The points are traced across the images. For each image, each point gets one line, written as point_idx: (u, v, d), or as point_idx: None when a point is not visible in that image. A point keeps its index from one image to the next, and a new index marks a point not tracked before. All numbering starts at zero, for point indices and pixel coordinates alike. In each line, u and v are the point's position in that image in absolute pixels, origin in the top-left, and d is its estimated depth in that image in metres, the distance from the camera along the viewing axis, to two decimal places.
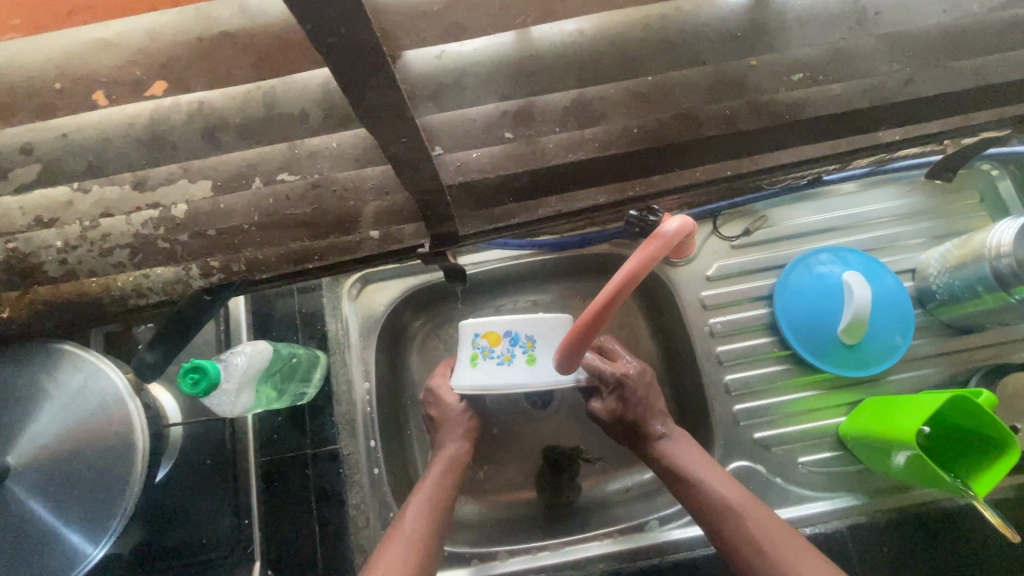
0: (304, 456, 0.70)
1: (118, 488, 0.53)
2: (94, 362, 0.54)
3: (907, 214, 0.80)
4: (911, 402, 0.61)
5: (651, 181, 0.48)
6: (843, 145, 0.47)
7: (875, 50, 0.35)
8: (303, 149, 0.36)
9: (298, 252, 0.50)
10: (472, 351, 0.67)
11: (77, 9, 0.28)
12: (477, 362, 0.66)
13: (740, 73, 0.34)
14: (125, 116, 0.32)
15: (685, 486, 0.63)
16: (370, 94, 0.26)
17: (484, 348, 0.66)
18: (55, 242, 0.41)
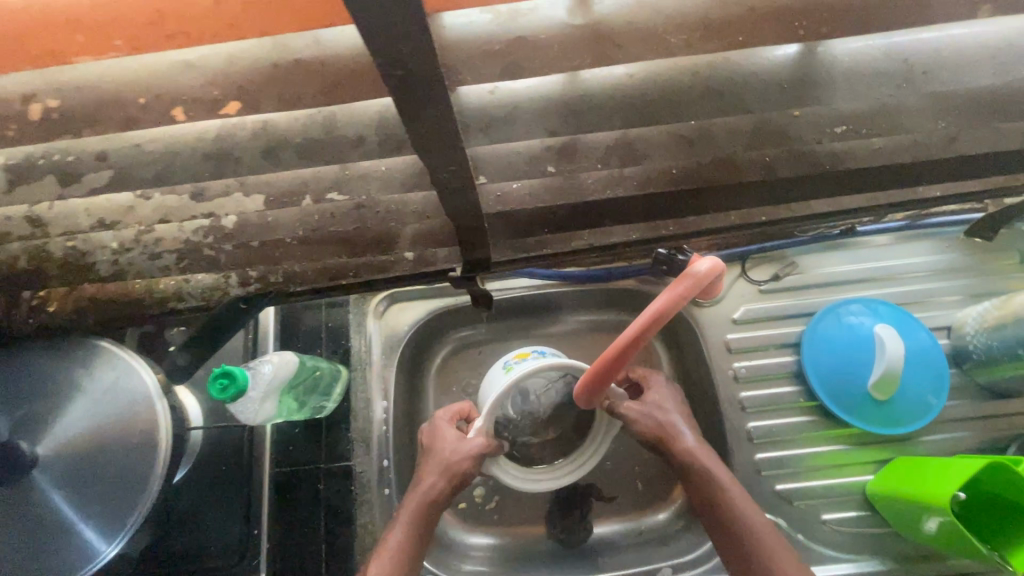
0: (317, 470, 0.70)
1: (138, 487, 0.54)
2: (128, 360, 0.56)
3: (943, 270, 0.79)
4: (946, 465, 0.59)
5: (685, 223, 0.48)
6: (882, 198, 0.47)
7: (920, 107, 0.34)
8: (354, 172, 0.37)
9: (334, 268, 0.51)
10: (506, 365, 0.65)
11: (178, 32, 0.28)
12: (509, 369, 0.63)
13: (781, 121, 0.35)
14: (198, 130, 0.34)
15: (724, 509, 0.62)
16: (426, 121, 0.28)
17: (508, 362, 0.65)
18: (113, 243, 0.42)
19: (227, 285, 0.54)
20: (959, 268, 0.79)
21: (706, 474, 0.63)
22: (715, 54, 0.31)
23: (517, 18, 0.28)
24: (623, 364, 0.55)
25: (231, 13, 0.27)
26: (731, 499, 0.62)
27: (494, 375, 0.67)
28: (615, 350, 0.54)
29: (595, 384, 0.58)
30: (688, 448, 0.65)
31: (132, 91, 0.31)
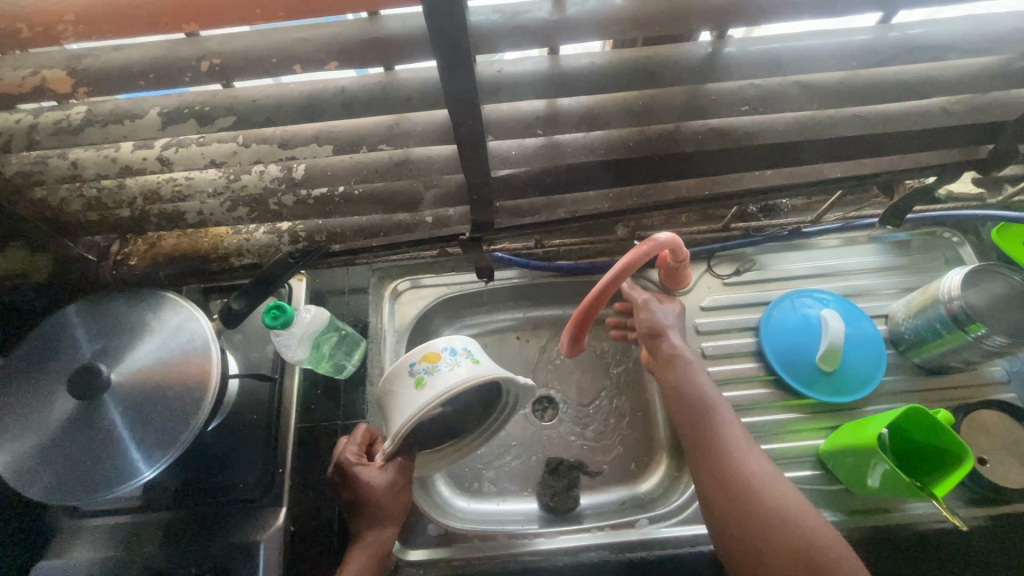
0: (334, 428, 0.80)
1: (190, 411, 0.63)
2: (192, 308, 0.67)
3: (879, 268, 0.92)
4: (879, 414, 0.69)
5: (646, 195, 0.62)
6: (796, 178, 0.62)
7: (800, 93, 0.49)
8: (401, 128, 0.48)
9: (368, 227, 0.65)
10: (415, 376, 0.68)
11: (279, 11, 0.37)
12: (421, 382, 0.66)
13: (704, 100, 0.49)
14: (285, 91, 0.44)
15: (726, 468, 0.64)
16: (455, 80, 0.41)
17: (424, 369, 0.68)
18: (208, 187, 0.54)
19: (280, 243, 0.66)
20: (893, 267, 0.92)
21: (690, 397, 0.70)
22: (652, 49, 0.45)
23: (518, 14, 0.40)
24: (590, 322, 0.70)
25: (318, 5, 0.37)
26: (725, 445, 0.66)
27: (401, 382, 0.69)
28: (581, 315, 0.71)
29: (576, 342, 0.74)
30: (719, 424, 0.68)
31: (238, 67, 0.40)
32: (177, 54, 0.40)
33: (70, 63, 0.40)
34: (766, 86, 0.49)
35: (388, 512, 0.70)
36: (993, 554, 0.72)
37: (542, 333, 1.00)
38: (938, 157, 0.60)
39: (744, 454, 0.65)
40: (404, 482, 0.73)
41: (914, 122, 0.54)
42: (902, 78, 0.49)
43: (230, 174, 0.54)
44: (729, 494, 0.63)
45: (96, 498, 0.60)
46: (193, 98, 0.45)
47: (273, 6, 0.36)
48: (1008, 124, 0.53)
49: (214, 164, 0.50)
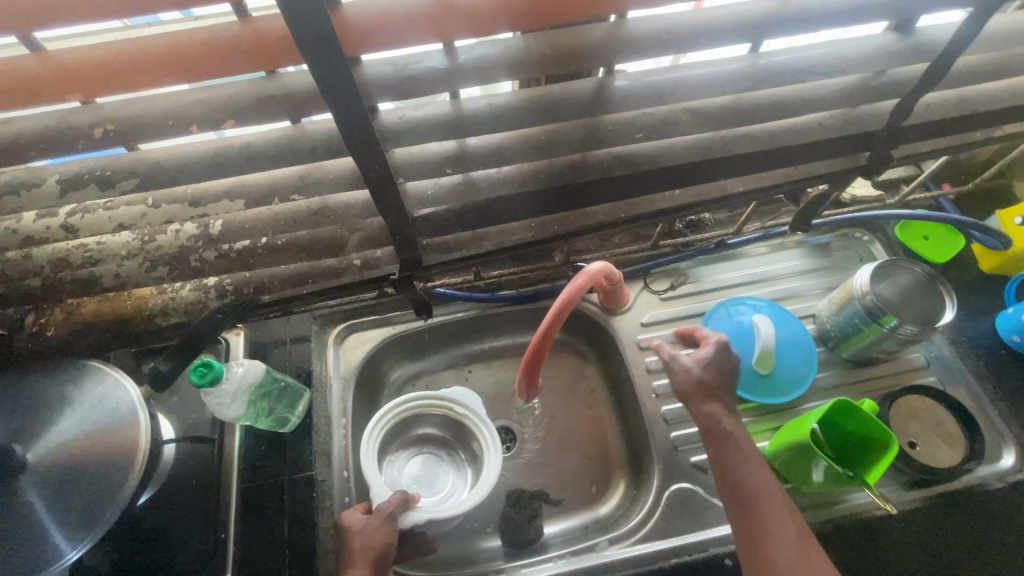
0: (281, 482, 0.76)
1: (116, 484, 0.60)
2: (115, 375, 0.65)
3: (802, 272, 0.97)
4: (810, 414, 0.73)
5: (565, 222, 0.65)
6: (703, 195, 0.66)
7: (686, 119, 0.53)
8: (312, 178, 0.49)
9: (297, 274, 0.65)
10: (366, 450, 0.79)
11: (167, 75, 0.38)
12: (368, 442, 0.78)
13: (600, 131, 0.52)
14: (188, 150, 0.45)
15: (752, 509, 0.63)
16: (355, 129, 0.43)
17: None
18: (121, 251, 0.54)
19: (207, 299, 0.65)
20: (815, 269, 0.98)
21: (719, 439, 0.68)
22: (543, 88, 0.48)
23: (408, 65, 0.42)
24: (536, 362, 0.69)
25: (204, 68, 0.38)
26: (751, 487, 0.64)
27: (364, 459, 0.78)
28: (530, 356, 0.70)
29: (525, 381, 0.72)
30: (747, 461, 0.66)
31: (133, 130, 0.41)
32: (72, 123, 0.40)
33: None
34: (656, 115, 0.53)
35: (361, 558, 0.65)
36: (934, 533, 0.75)
37: (493, 365, 1.00)
38: (823, 165, 0.65)
39: (781, 519, 0.62)
40: (381, 522, 0.68)
41: (793, 137, 0.59)
42: (774, 100, 0.54)
43: (144, 236, 0.54)
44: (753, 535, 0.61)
45: None
46: (92, 164, 0.44)
47: (160, 72, 0.37)
48: (876, 134, 0.59)
49: (123, 227, 0.49)
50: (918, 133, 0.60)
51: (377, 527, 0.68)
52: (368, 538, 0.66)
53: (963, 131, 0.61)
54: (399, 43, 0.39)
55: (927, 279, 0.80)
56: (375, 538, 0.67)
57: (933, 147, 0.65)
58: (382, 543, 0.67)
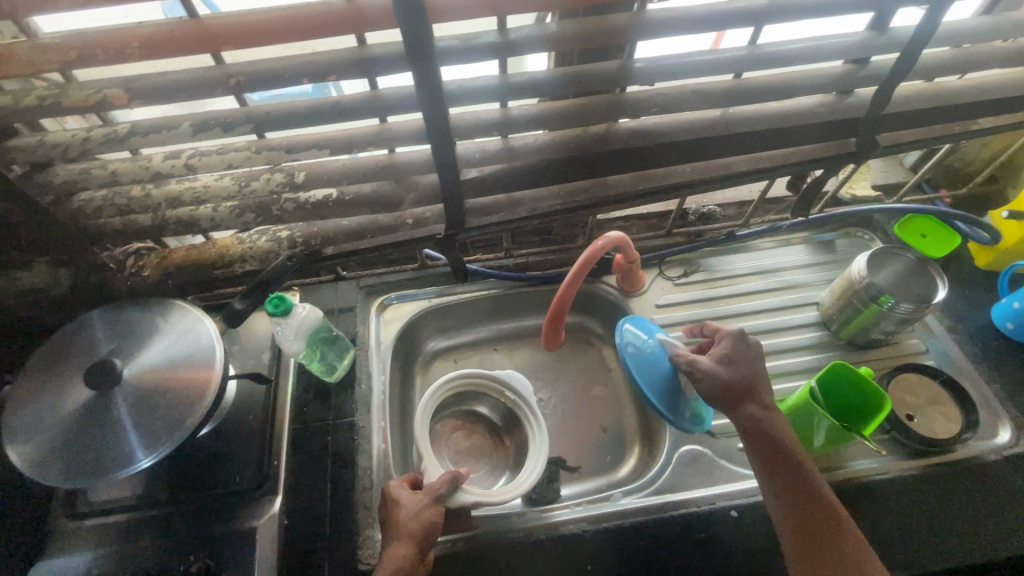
0: (326, 424, 0.85)
1: (193, 399, 0.69)
2: (197, 313, 0.75)
3: (807, 266, 1.05)
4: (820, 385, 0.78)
5: (590, 192, 0.75)
6: (710, 173, 0.75)
7: (691, 98, 0.65)
8: (386, 132, 0.61)
9: (357, 229, 0.75)
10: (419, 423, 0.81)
11: (292, 34, 0.50)
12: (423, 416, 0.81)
13: (620, 103, 0.63)
14: (295, 105, 0.57)
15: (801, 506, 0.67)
16: (428, 87, 0.54)
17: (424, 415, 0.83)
18: (221, 193, 0.65)
19: (279, 249, 0.76)
20: (819, 264, 1.06)
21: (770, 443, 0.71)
22: (575, 69, 0.61)
23: (471, 39, 0.54)
24: (558, 320, 0.76)
25: (319, 28, 0.50)
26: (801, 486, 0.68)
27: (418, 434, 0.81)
28: (551, 319, 0.77)
29: (552, 332, 0.77)
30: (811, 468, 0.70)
31: (259, 79, 0.53)
32: (215, 73, 0.52)
33: (125, 83, 0.52)
34: (666, 94, 0.64)
35: (406, 532, 0.68)
36: (936, 498, 0.78)
37: (518, 343, 1.09)
38: (817, 150, 0.75)
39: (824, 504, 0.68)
40: (429, 499, 0.71)
41: (786, 120, 0.69)
42: (765, 85, 0.65)
43: (242, 181, 0.64)
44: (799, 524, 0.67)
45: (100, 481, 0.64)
46: (219, 112, 0.56)
47: (288, 31, 0.49)
48: (859, 118, 0.69)
49: (231, 167, 0.61)
50: (896, 119, 0.70)
51: (425, 504, 0.70)
52: (415, 516, 0.69)
53: (936, 120, 0.71)
54: (468, 15, 0.51)
55: (917, 264, 0.88)
56: (424, 516, 0.69)
57: (915, 137, 0.75)
58: (428, 522, 0.69)
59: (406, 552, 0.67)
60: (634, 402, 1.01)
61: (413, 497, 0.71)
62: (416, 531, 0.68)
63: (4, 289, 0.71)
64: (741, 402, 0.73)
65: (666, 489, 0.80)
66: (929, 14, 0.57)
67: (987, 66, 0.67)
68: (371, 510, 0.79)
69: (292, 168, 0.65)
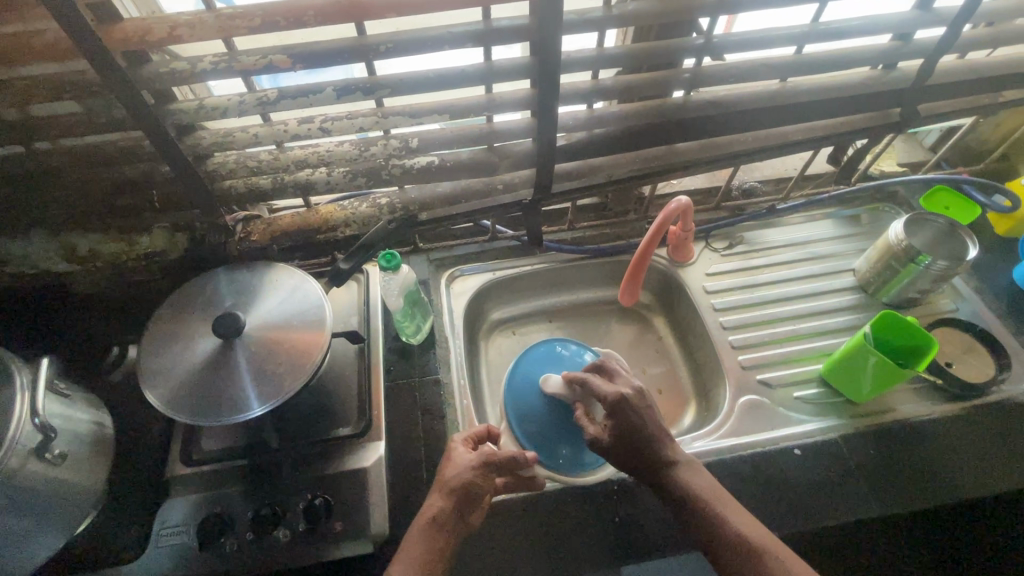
0: (413, 381, 0.91)
1: (307, 349, 0.75)
2: (303, 275, 0.82)
3: (840, 238, 1.14)
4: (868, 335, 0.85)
5: (661, 160, 0.83)
6: (768, 142, 0.84)
7: (761, 70, 0.73)
8: (497, 100, 0.69)
9: (451, 194, 0.82)
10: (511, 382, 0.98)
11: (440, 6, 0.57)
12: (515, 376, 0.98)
13: (699, 75, 0.72)
14: (424, 73, 0.64)
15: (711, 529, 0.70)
16: (549, 56, 0.62)
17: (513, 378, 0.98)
18: (342, 158, 0.72)
19: (379, 214, 0.83)
20: (851, 236, 1.14)
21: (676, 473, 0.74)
22: (664, 43, 0.69)
23: (583, 14, 0.63)
24: (637, 278, 0.82)
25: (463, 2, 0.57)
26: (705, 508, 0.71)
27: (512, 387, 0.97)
28: (629, 277, 0.83)
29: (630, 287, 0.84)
30: (726, 516, 0.70)
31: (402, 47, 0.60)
32: (366, 42, 0.60)
33: (286, 51, 0.59)
34: (738, 67, 0.73)
35: (447, 486, 0.72)
36: (978, 436, 0.86)
37: (573, 314, 1.16)
38: (862, 121, 0.84)
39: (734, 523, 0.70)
40: (480, 463, 0.74)
41: (839, 91, 0.78)
42: (824, 59, 0.74)
43: (361, 146, 0.72)
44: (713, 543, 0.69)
45: (226, 421, 0.69)
46: (358, 79, 0.64)
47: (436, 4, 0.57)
48: (903, 89, 0.78)
49: (359, 131, 0.68)
50: (936, 90, 0.79)
51: (472, 465, 0.74)
52: (458, 473, 0.73)
53: (969, 91, 0.80)
54: None
55: (948, 228, 0.96)
56: (468, 479, 0.72)
57: (947, 108, 0.84)
58: (468, 483, 0.72)
59: (446, 508, 0.70)
60: (687, 364, 1.08)
61: (464, 458, 0.75)
62: (455, 489, 0.72)
63: (127, 253, 0.77)
64: (653, 474, 0.75)
65: (731, 435, 0.88)
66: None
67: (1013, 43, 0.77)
68: None
69: (407, 134, 0.72)
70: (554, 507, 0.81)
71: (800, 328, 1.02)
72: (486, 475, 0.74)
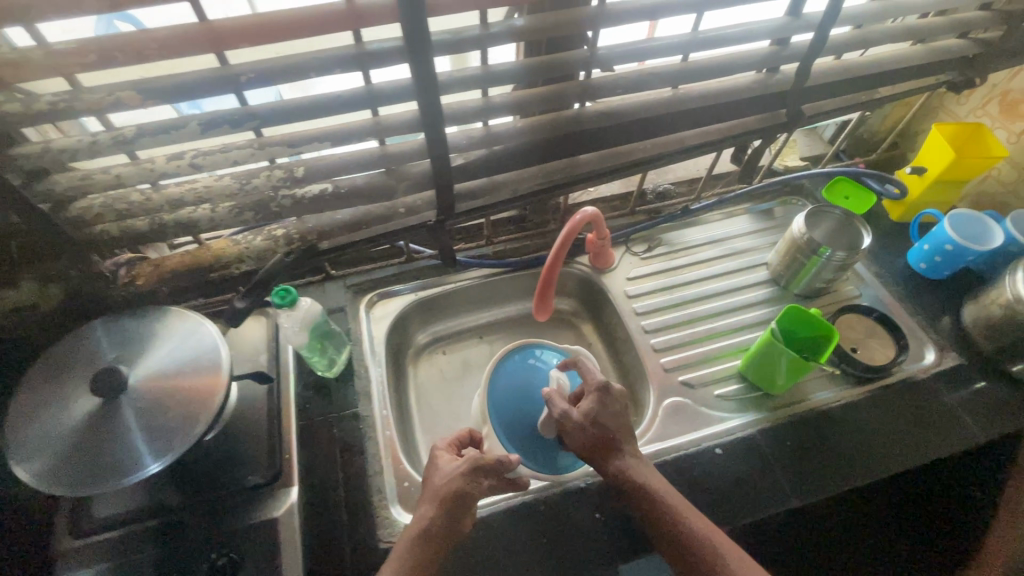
0: (330, 417, 0.87)
1: (203, 396, 0.70)
2: (198, 317, 0.77)
3: (753, 233, 1.18)
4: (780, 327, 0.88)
5: (564, 172, 0.83)
6: (666, 148, 0.85)
7: (647, 80, 0.74)
8: (381, 124, 0.66)
9: (351, 221, 0.79)
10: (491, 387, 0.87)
11: (299, 32, 0.54)
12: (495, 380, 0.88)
13: (586, 88, 0.72)
14: (295, 102, 0.61)
15: (668, 523, 0.71)
16: (425, 78, 0.60)
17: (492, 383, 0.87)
18: (222, 193, 0.68)
19: (276, 247, 0.79)
20: (763, 231, 1.18)
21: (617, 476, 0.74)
22: (548, 58, 0.68)
23: (458, 33, 0.61)
24: (547, 294, 0.81)
25: (323, 27, 0.55)
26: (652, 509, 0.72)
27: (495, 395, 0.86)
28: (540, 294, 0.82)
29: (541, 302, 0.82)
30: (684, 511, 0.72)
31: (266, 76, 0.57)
32: (225, 72, 0.56)
33: (135, 86, 0.54)
34: (625, 77, 0.74)
35: (436, 495, 0.70)
36: (884, 416, 0.90)
37: (502, 329, 1.15)
38: (753, 122, 0.87)
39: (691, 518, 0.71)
40: (467, 469, 0.72)
41: (726, 96, 0.80)
42: (707, 66, 0.76)
43: (243, 180, 0.68)
44: (669, 536, 0.71)
45: (114, 487, 0.64)
46: (224, 112, 0.60)
47: (295, 31, 0.54)
48: (785, 91, 0.81)
49: (235, 164, 0.64)
50: (816, 91, 0.83)
51: (460, 472, 0.72)
52: (447, 481, 0.71)
53: (846, 89, 0.84)
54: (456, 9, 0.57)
55: (844, 219, 1.01)
56: (456, 486, 0.70)
57: (830, 107, 0.88)
58: (457, 490, 0.70)
59: (436, 518, 0.68)
60: (616, 369, 1.08)
61: (450, 467, 0.73)
62: (445, 497, 0.69)
63: None
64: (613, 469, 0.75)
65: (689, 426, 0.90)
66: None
67: (880, 43, 0.81)
68: (385, 492, 0.82)
69: (291, 163, 0.69)
70: (481, 532, 0.79)
71: (719, 325, 1.04)
72: (475, 480, 0.72)
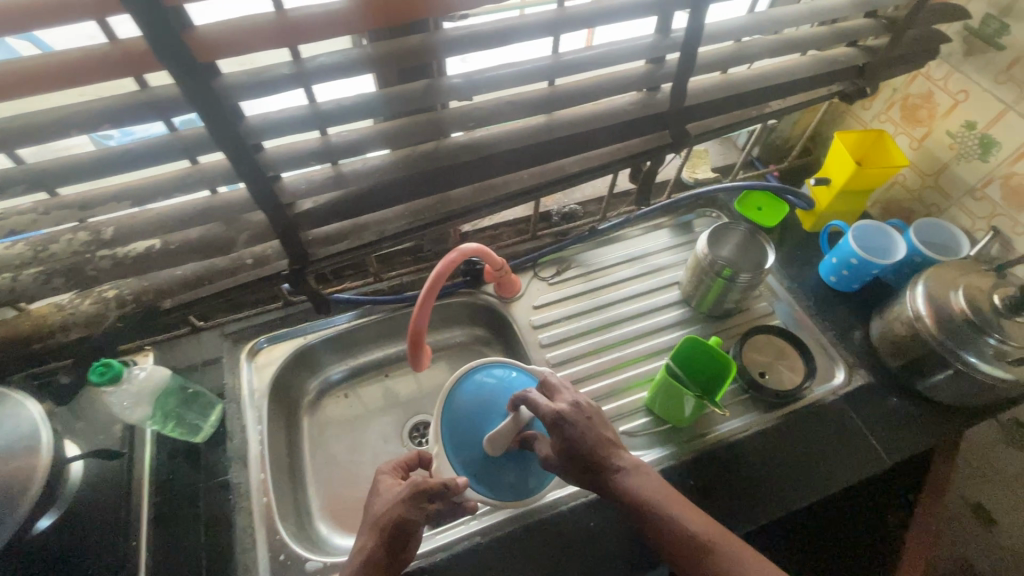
0: (196, 489, 0.79)
1: (12, 496, 0.61)
2: (17, 398, 0.68)
3: (667, 249, 1.13)
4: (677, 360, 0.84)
5: (435, 209, 0.76)
6: (546, 177, 0.79)
7: (507, 110, 0.68)
8: (193, 177, 0.58)
9: (193, 277, 0.71)
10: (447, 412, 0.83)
11: (47, 86, 0.46)
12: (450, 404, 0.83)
13: (437, 121, 0.65)
14: (73, 160, 0.53)
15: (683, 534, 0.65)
16: (223, 127, 0.52)
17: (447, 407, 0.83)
18: (13, 263, 0.59)
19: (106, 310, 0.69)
20: (678, 246, 1.14)
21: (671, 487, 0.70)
22: (384, 92, 0.61)
23: (261, 73, 0.53)
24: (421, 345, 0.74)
25: (78, 77, 0.46)
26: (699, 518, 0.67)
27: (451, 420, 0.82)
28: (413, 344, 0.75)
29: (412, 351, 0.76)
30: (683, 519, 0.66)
31: (19, 136, 0.48)
32: None
33: None
34: (482, 107, 0.67)
35: (375, 527, 0.64)
36: (792, 444, 0.86)
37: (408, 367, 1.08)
38: (639, 144, 0.81)
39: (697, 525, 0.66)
40: (410, 494, 0.66)
41: (601, 121, 0.74)
42: (573, 91, 0.69)
43: (38, 246, 0.59)
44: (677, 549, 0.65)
45: None
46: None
47: (41, 84, 0.46)
48: (666, 112, 0.76)
49: (16, 233, 0.55)
50: (699, 109, 0.78)
51: (403, 498, 0.66)
52: (388, 509, 0.65)
53: (731, 106, 0.79)
54: (246, 50, 0.49)
55: (750, 234, 0.97)
56: (398, 515, 0.64)
57: (719, 124, 0.83)
58: (399, 519, 0.64)
59: (378, 551, 0.63)
60: None
61: (390, 495, 0.67)
62: (387, 527, 0.64)
63: None
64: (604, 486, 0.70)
65: (625, 441, 0.87)
66: (697, 14, 0.64)
67: (761, 57, 0.76)
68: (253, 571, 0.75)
69: (96, 224, 0.60)
70: None
71: (629, 353, 1.00)
72: (419, 506, 0.66)
